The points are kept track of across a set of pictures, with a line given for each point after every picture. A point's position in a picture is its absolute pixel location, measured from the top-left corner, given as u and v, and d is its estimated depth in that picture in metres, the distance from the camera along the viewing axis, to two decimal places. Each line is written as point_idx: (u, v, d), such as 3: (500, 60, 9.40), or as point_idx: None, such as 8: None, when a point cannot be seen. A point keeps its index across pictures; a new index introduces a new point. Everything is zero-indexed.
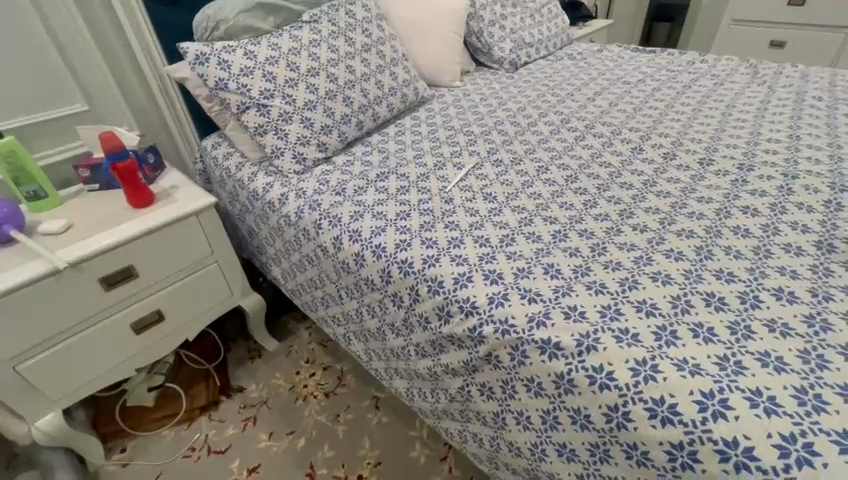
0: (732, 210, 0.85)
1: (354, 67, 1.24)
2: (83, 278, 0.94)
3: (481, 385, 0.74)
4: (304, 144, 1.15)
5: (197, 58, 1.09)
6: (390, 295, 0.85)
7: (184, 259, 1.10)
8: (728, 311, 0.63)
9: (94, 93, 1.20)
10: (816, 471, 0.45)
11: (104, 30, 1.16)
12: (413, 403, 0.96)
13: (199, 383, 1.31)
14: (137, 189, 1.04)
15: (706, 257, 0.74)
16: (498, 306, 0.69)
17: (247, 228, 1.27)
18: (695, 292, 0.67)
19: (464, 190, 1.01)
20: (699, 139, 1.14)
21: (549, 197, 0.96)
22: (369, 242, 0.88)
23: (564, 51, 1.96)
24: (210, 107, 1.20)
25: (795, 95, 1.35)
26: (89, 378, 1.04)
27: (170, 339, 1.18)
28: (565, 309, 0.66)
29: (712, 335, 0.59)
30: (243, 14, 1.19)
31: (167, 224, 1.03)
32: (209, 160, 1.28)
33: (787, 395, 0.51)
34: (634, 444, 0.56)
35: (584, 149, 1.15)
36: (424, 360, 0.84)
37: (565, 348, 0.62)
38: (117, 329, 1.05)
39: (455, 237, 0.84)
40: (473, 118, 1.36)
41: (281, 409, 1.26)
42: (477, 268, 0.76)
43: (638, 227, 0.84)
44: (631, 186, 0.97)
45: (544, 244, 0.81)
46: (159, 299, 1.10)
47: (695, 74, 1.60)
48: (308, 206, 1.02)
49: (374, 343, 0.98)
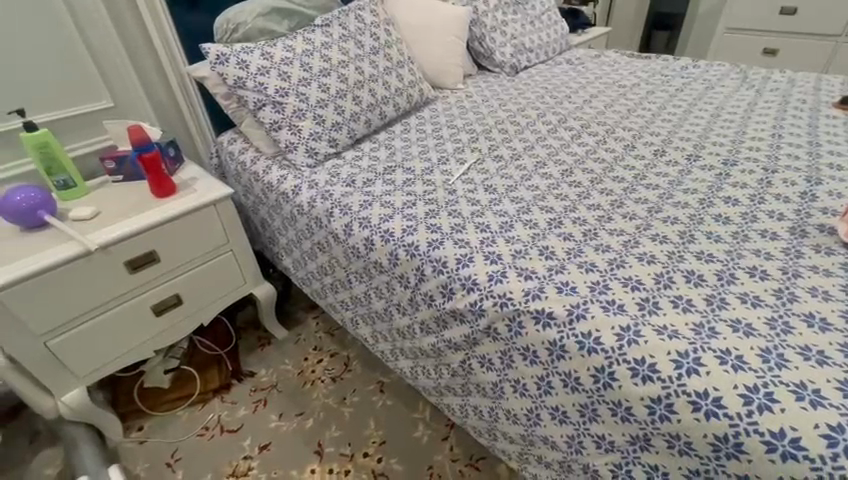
0: (715, 200, 0.92)
1: (363, 69, 1.32)
2: (108, 261, 1.01)
3: (481, 357, 0.81)
4: (316, 138, 1.21)
5: (217, 58, 1.17)
6: (397, 277, 0.91)
7: (201, 247, 1.17)
8: (705, 286, 0.70)
9: (119, 91, 1.27)
10: (774, 416, 0.51)
11: (129, 28, 1.23)
12: (418, 382, 1.02)
13: (212, 368, 1.37)
14: (161, 179, 1.11)
15: (689, 240, 0.81)
16: (497, 282, 0.76)
17: (260, 219, 1.34)
18: (677, 270, 0.73)
19: (466, 182, 1.07)
20: (687, 138, 1.21)
21: (546, 189, 1.03)
22: (378, 228, 0.95)
23: (563, 56, 2.04)
24: (228, 105, 1.27)
25: (781, 98, 1.43)
26: (112, 357, 1.10)
27: (188, 322, 1.24)
28: (558, 285, 0.72)
29: (690, 306, 0.66)
30: (261, 18, 1.27)
31: (187, 212, 1.10)
32: (225, 155, 1.36)
33: (753, 353, 0.57)
34: (619, 401, 0.62)
35: (579, 146, 1.23)
36: (428, 337, 0.90)
37: (557, 317, 0.68)
38: (140, 310, 1.11)
39: (457, 223, 0.91)
40: (474, 118, 1.44)
41: (290, 392, 1.32)
42: (478, 250, 0.83)
43: (628, 215, 0.90)
44: (623, 179, 1.04)
45: (539, 229, 0.87)
46: (178, 283, 1.16)
47: (688, 78, 1.67)
48: (320, 196, 1.09)
49: (381, 325, 1.05)
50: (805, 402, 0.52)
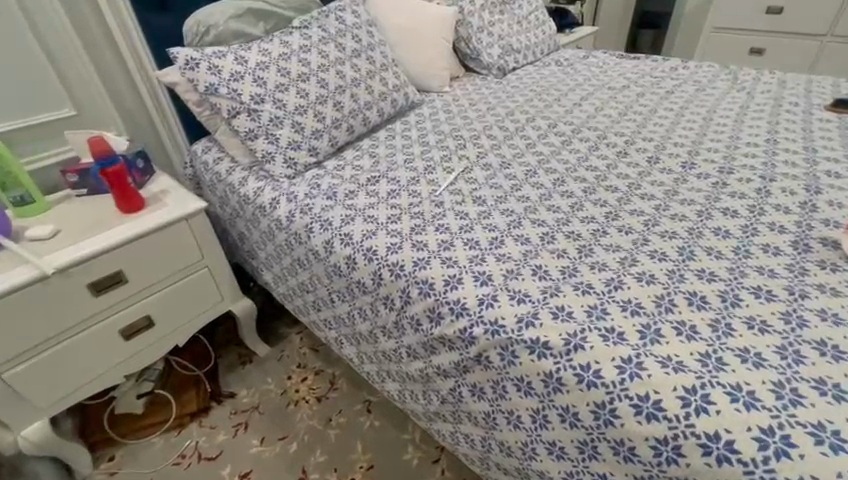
0: (714, 212, 0.88)
1: (345, 73, 1.25)
2: (69, 285, 0.93)
3: (472, 386, 0.75)
4: (295, 148, 1.15)
5: (188, 63, 1.09)
6: (382, 298, 0.85)
7: (173, 265, 1.10)
8: (709, 309, 0.65)
9: (82, 97, 1.19)
10: (792, 462, 0.47)
11: (93, 32, 1.15)
12: (406, 406, 0.97)
13: (189, 389, 1.30)
14: (127, 194, 1.03)
15: (689, 257, 0.76)
16: (487, 308, 0.71)
17: (237, 232, 1.27)
18: (678, 291, 0.69)
19: (454, 193, 1.02)
20: (681, 143, 1.18)
21: (538, 200, 0.98)
22: (361, 245, 0.89)
23: (552, 57, 1.99)
24: (200, 112, 1.20)
25: (773, 100, 1.40)
26: (77, 385, 1.03)
27: (162, 345, 1.17)
28: (553, 310, 0.68)
29: (694, 333, 0.62)
30: (234, 19, 1.20)
31: (157, 228, 1.03)
32: (199, 165, 1.28)
33: (765, 389, 0.53)
34: (621, 440, 0.57)
35: (570, 153, 1.18)
36: (416, 362, 0.85)
37: (553, 347, 0.63)
38: (107, 334, 1.04)
39: (444, 240, 0.85)
40: (462, 123, 1.38)
41: (273, 414, 1.25)
42: (467, 270, 0.77)
43: (623, 229, 0.86)
44: (616, 189, 1.00)
45: (532, 246, 0.83)
46: (149, 304, 1.09)
47: (678, 80, 1.64)
48: (299, 210, 1.03)
49: (366, 346, 0.99)
50: (825, 446, 0.47)
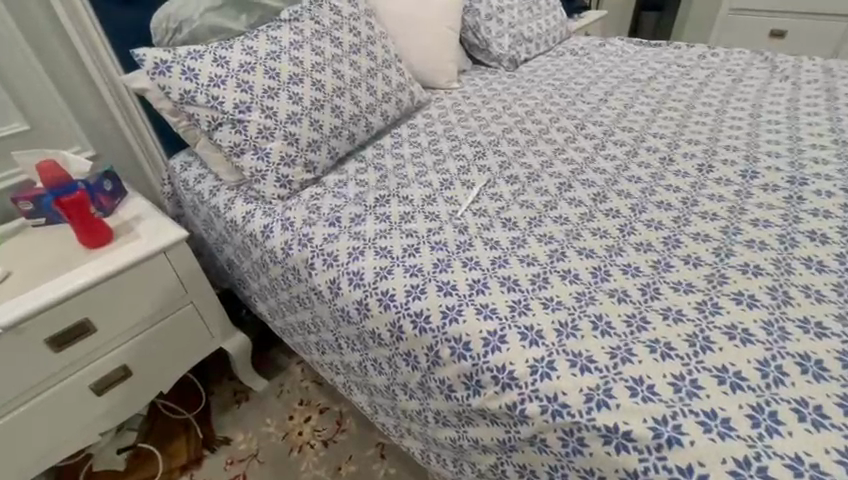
0: (798, 236, 0.73)
1: (343, 72, 1.08)
2: (21, 342, 0.78)
3: (521, 467, 0.61)
4: (289, 163, 0.98)
5: (157, 67, 0.94)
6: (403, 354, 0.71)
7: (150, 305, 0.94)
8: (831, 380, 0.52)
9: (35, 110, 1.01)
10: None
11: (40, 27, 0.97)
12: (430, 467, 0.83)
13: (179, 437, 1.17)
14: (90, 226, 0.87)
15: (784, 300, 0.62)
16: (543, 379, 0.56)
17: (226, 259, 1.11)
18: (786, 354, 0.55)
19: (479, 215, 0.86)
20: (733, 146, 1.02)
21: (578, 222, 0.83)
22: (374, 288, 0.73)
23: (565, 45, 1.82)
24: (177, 122, 1.03)
25: (826, 92, 1.25)
26: (43, 452, 0.88)
27: (145, 394, 1.01)
28: (629, 383, 0.53)
29: (822, 418, 0.48)
30: (212, 12, 1.03)
31: (127, 266, 0.86)
32: (179, 183, 1.12)
33: None
34: None
35: (607, 160, 1.02)
36: (446, 428, 0.71)
37: (637, 439, 0.50)
38: (75, 391, 0.89)
39: (476, 279, 0.70)
40: (477, 125, 1.22)
41: (275, 463, 1.11)
42: (509, 323, 0.62)
43: (690, 260, 0.71)
44: (670, 205, 0.84)
45: (584, 285, 0.68)
46: (125, 352, 0.93)
47: (709, 69, 1.48)
48: (297, 240, 0.87)
49: (381, 398, 0.84)
50: None
